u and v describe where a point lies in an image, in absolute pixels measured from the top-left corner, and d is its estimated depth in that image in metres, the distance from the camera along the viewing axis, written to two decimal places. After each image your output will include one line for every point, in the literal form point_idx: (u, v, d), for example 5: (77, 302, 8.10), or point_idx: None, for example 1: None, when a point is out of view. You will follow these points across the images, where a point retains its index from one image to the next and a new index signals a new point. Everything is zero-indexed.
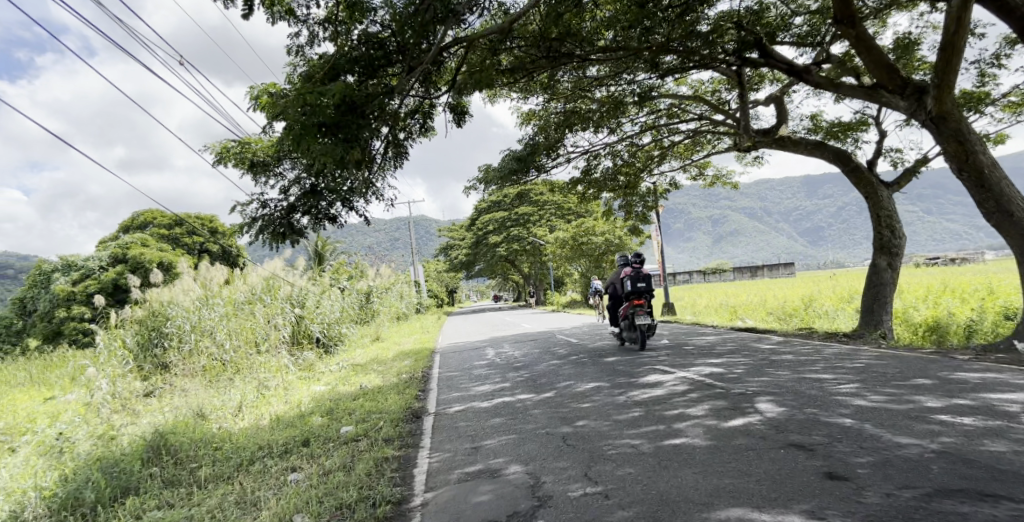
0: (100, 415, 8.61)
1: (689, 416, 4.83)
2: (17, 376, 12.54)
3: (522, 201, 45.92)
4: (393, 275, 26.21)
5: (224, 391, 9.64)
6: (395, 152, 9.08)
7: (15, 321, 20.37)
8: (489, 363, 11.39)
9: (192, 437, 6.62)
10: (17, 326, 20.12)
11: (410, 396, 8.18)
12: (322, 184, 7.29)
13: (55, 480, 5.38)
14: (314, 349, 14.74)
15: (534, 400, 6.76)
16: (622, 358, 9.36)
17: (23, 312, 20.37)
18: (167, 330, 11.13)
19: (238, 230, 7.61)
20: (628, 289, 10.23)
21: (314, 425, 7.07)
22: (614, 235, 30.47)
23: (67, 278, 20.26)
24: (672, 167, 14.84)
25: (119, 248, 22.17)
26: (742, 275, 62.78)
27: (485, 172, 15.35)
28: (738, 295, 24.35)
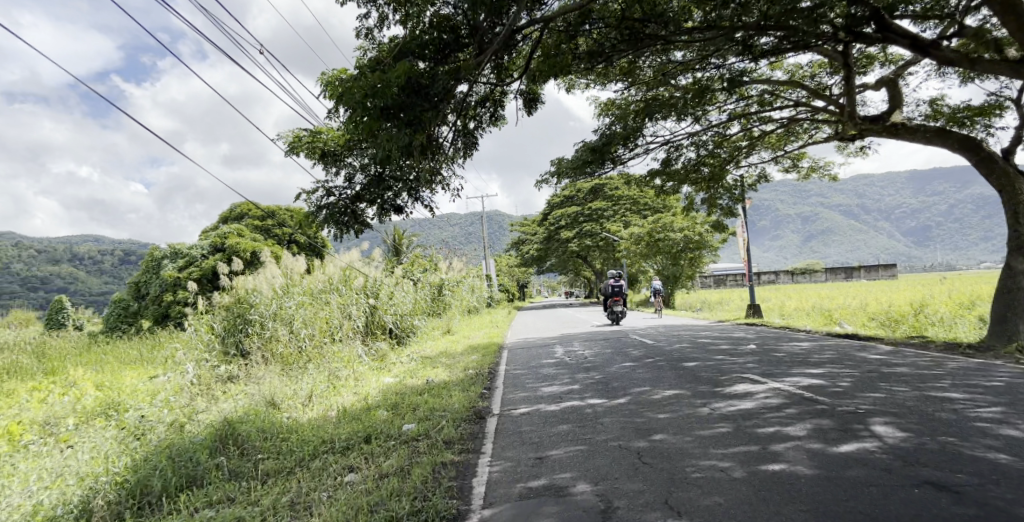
0: (183, 400, 8.80)
1: (787, 435, 4.20)
2: (119, 355, 13.29)
3: (597, 196, 44.97)
4: (465, 268, 26.20)
5: (298, 378, 9.66)
6: (465, 141, 8.80)
7: (131, 303, 21.56)
8: (558, 361, 10.96)
9: (261, 428, 6.53)
10: (133, 307, 21.26)
11: (474, 394, 7.85)
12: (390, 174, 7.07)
13: (127, 465, 5.35)
14: (387, 341, 14.78)
15: (606, 406, 6.26)
16: (703, 362, 8.68)
17: (138, 294, 21.46)
18: (251, 317, 11.34)
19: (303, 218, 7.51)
20: (611, 290, 18.40)
21: (379, 421, 6.86)
22: (694, 231, 29.15)
23: (174, 264, 21.53)
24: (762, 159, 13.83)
25: (218, 237, 23.42)
26: (833, 276, 58.91)
27: (558, 164, 14.89)
28: (831, 298, 22.62)
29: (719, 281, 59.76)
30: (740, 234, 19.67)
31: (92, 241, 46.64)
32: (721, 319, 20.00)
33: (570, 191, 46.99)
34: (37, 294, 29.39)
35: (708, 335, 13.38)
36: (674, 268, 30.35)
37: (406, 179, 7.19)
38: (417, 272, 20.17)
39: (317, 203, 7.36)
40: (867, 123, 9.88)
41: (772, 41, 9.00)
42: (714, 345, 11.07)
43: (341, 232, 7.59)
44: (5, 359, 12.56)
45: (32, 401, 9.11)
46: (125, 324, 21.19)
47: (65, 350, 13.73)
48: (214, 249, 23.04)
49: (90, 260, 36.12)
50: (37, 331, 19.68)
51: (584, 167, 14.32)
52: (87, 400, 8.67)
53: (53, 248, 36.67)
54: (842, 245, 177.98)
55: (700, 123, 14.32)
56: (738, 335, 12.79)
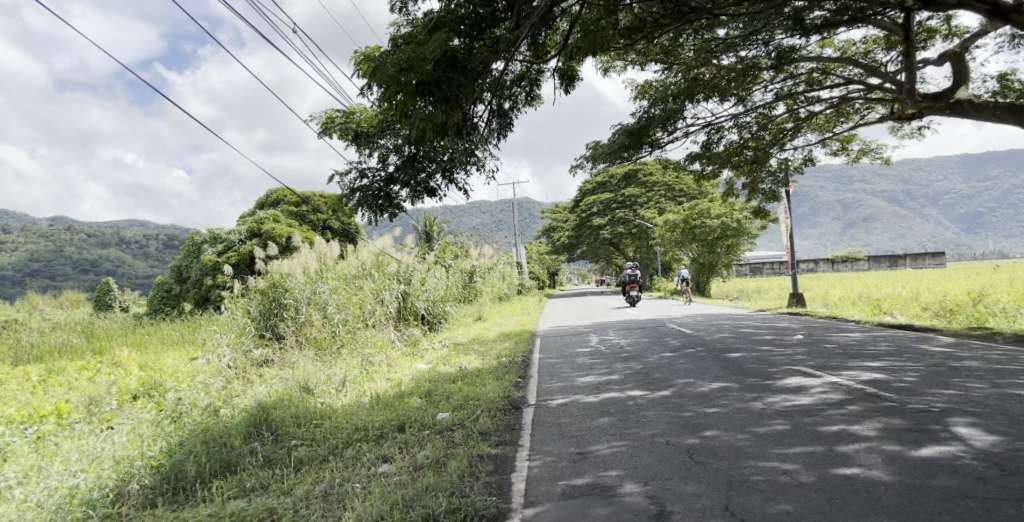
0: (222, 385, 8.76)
1: (855, 435, 3.91)
2: (157, 338, 13.40)
3: (631, 182, 44.26)
4: (497, 255, 26.00)
5: (330, 363, 9.55)
6: (500, 122, 8.54)
7: (173, 286, 22.11)
8: (594, 350, 10.72)
9: (293, 414, 6.36)
10: (176, 290, 21.81)
11: (509, 384, 7.63)
12: (424, 154, 6.87)
13: (166, 447, 5.07)
14: (419, 327, 14.68)
15: (648, 398, 6.00)
16: (748, 353, 8.32)
17: (180, 278, 21.95)
18: (285, 301, 11.31)
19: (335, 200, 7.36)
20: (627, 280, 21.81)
21: (411, 409, 6.69)
22: (732, 218, 28.37)
23: (214, 249, 21.80)
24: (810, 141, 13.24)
25: (255, 223, 23.68)
26: (876, 264, 57.07)
27: (594, 148, 14.52)
28: (877, 287, 21.76)
29: (755, 269, 58.45)
30: (782, 221, 19.01)
31: (136, 225, 47.85)
32: (761, 308, 19.40)
33: (603, 177, 46.31)
34: (83, 277, 30.27)
35: (749, 324, 12.91)
36: (710, 256, 29.65)
37: (439, 159, 6.98)
38: (448, 259, 20.05)
39: (350, 185, 7.21)
40: (929, 102, 9.42)
41: (826, 14, 8.47)
42: (757, 335, 10.65)
43: (375, 216, 7.43)
44: (57, 339, 12.89)
45: (74, 383, 9.15)
46: (167, 306, 21.72)
47: (106, 330, 13.92)
48: (250, 234, 23.29)
49: (134, 244, 37.14)
50: (83, 311, 20.18)
51: (621, 151, 13.92)
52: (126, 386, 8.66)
53: (100, 233, 37.81)
54: (885, 233, 172.48)
55: (743, 104, 13.78)
56: (782, 325, 12.33)
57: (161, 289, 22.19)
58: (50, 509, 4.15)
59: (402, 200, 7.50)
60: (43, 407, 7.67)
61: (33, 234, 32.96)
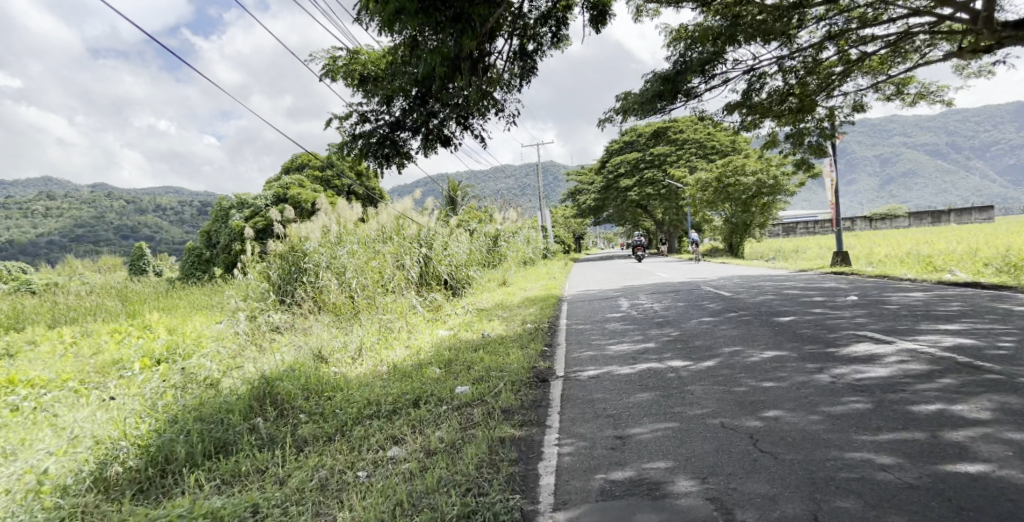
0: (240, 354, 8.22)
1: (963, 417, 3.23)
2: (176, 302, 13.00)
3: (660, 139, 42.90)
4: (521, 219, 25.25)
5: (346, 330, 9.01)
6: (522, 64, 7.72)
7: (204, 251, 21.92)
8: (625, 316, 10.04)
9: (301, 386, 5.75)
10: (206, 256, 21.65)
11: (534, 353, 6.98)
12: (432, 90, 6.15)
13: (160, 421, 4.37)
14: (442, 292, 14.11)
15: (692, 369, 5.33)
16: (800, 317, 7.55)
17: (209, 243, 21.76)
18: (305, 265, 10.81)
19: (333, 149, 6.69)
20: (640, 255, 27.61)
21: (429, 381, 6.10)
22: (768, 174, 27.06)
23: (240, 215, 21.43)
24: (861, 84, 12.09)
25: (281, 188, 23.35)
26: (914, 221, 54.93)
27: (624, 99, 13.57)
28: (927, 244, 20.50)
29: (788, 229, 56.63)
30: (826, 175, 17.85)
31: (168, 191, 48.15)
32: (802, 268, 18.39)
33: (631, 136, 44.88)
34: (118, 241, 30.51)
35: (794, 286, 12.02)
36: (745, 216, 28.45)
37: (454, 103, 6.26)
38: (472, 222, 19.42)
39: (349, 132, 6.53)
40: (1010, 30, 9.79)
41: None
42: (804, 297, 9.82)
43: (381, 166, 6.77)
44: (89, 302, 12.68)
45: (89, 348, 8.69)
46: (199, 272, 21.63)
47: (128, 294, 13.60)
48: (277, 200, 23.03)
49: (169, 210, 37.43)
50: (117, 277, 20.14)
51: (655, 100, 12.95)
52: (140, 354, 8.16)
53: (137, 199, 38.22)
54: (925, 190, 166.22)
55: (788, 46, 12.82)
56: (829, 286, 11.49)
57: (190, 255, 22.03)
58: (14, 497, 3.47)
59: (410, 147, 6.82)
60: (49, 375, 7.19)
61: (71, 201, 33.37)
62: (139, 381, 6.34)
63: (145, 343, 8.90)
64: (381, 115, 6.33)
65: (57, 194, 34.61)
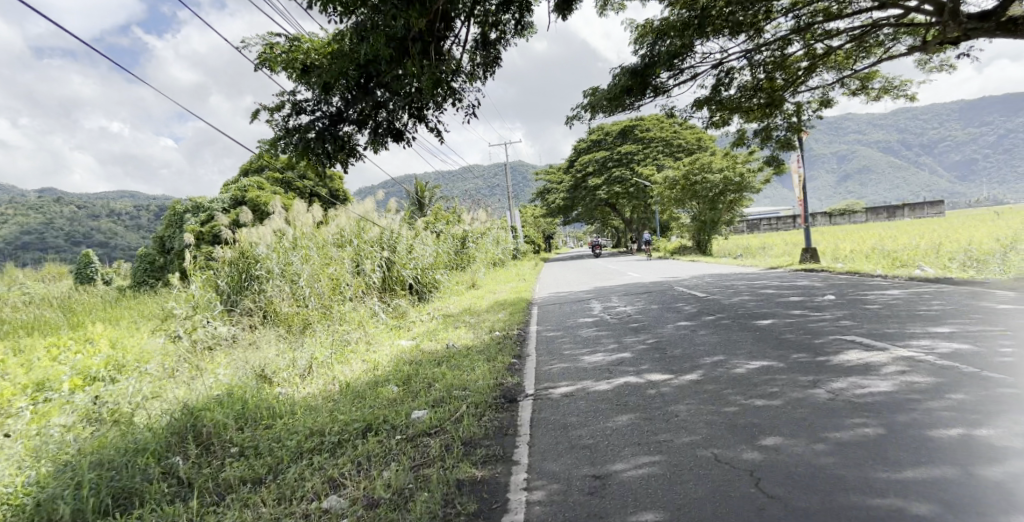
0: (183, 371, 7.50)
1: (992, 449, 2.79)
2: (121, 312, 12.09)
3: (627, 138, 43.02)
4: (490, 219, 24.66)
5: (297, 344, 8.30)
6: (484, 55, 7.14)
7: (157, 257, 20.86)
8: (598, 320, 9.55)
9: (234, 415, 5.09)
10: (160, 262, 20.60)
11: (502, 367, 6.41)
12: (375, 79, 5.56)
13: (50, 468, 3.69)
14: (407, 297, 13.45)
15: (674, 384, 4.83)
16: (780, 320, 7.14)
17: (164, 248, 20.68)
18: (255, 273, 10.08)
19: (263, 146, 5.99)
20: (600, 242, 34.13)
21: (384, 403, 5.49)
22: (734, 172, 26.99)
23: (195, 219, 20.40)
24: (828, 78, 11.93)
25: (239, 191, 22.39)
26: (874, 215, 56.09)
27: (591, 95, 13.18)
28: (893, 237, 20.54)
29: (752, 226, 57.22)
30: (794, 170, 17.72)
31: (125, 196, 46.10)
32: (772, 265, 18.22)
33: (597, 135, 44.72)
34: (70, 248, 28.90)
35: (768, 284, 11.71)
36: (712, 214, 28.35)
37: (404, 93, 5.67)
38: (438, 224, 18.74)
39: (281, 126, 5.84)
40: (975, 22, 9.60)
41: None
42: (781, 298, 9.45)
43: (322, 165, 6.10)
44: (27, 313, 11.72)
45: (17, 365, 7.87)
46: (152, 278, 20.59)
47: (69, 303, 12.63)
48: (235, 203, 21.98)
49: (126, 215, 35.75)
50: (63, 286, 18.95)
51: (623, 96, 12.76)
52: (68, 371, 7.37)
53: (91, 203, 36.41)
54: (881, 185, 171.04)
55: (755, 40, 12.60)
56: (804, 284, 11.19)
57: (143, 262, 20.83)
58: None
59: (353, 143, 6.19)
60: None
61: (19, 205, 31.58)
62: (60, 400, 5.60)
63: (76, 359, 8.09)
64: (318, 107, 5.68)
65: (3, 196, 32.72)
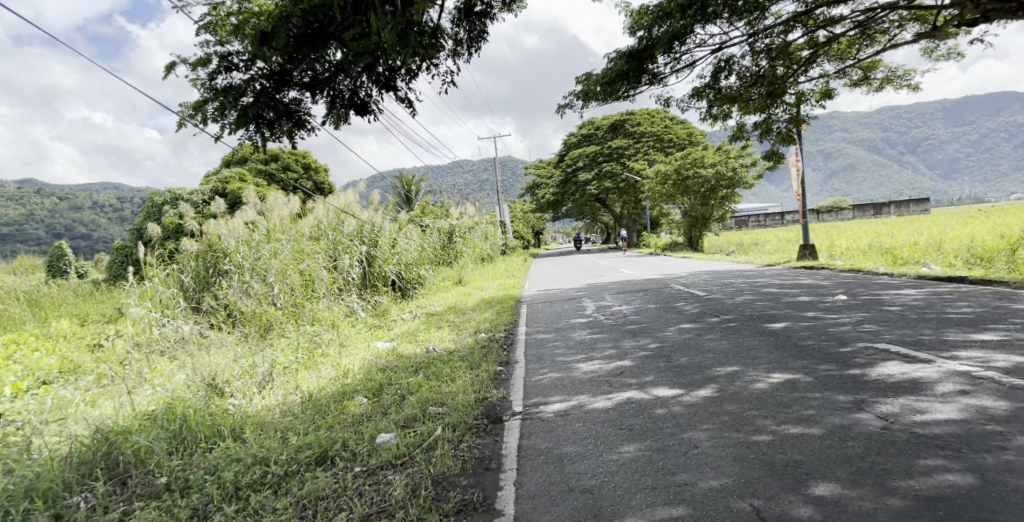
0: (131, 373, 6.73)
1: None
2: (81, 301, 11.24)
3: (618, 133, 42.58)
4: (478, 214, 23.88)
5: (262, 348, 7.48)
6: (467, 27, 6.32)
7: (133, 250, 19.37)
8: (592, 321, 8.81)
9: (164, 436, 4.40)
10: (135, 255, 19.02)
11: (486, 377, 5.66)
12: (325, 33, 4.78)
13: None
14: (389, 294, 12.64)
15: (686, 402, 4.08)
16: (795, 323, 6.42)
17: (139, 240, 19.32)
18: (224, 267, 9.26)
19: (187, 109, 5.07)
20: None
21: (349, 424, 4.71)
22: (727, 166, 26.44)
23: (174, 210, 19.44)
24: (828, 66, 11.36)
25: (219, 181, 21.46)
26: (862, 213, 56.05)
27: (583, 81, 12.51)
28: (891, 234, 19.98)
29: (740, 222, 56.97)
30: (791, 164, 17.12)
31: (105, 188, 44.66)
32: (769, 262, 17.59)
33: (588, 129, 44.27)
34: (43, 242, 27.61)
35: (770, 283, 11.03)
36: (703, 209, 27.79)
37: (365, 54, 4.87)
38: (424, 218, 17.92)
39: (208, 86, 4.94)
40: (995, 3, 8.92)
41: None
42: (788, 298, 8.76)
43: (260, 134, 5.22)
44: None
45: None
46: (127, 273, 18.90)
47: (24, 291, 11.67)
48: (215, 194, 21.03)
49: (107, 207, 34.47)
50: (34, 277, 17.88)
51: (619, 81, 12.11)
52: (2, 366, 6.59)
53: (70, 192, 34.99)
54: (867, 183, 172.11)
55: (755, 25, 11.98)
56: (808, 283, 10.52)
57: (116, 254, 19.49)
58: None
59: (300, 110, 5.43)
60: None
61: None
62: None
63: (17, 354, 7.32)
64: (254, 64, 4.84)
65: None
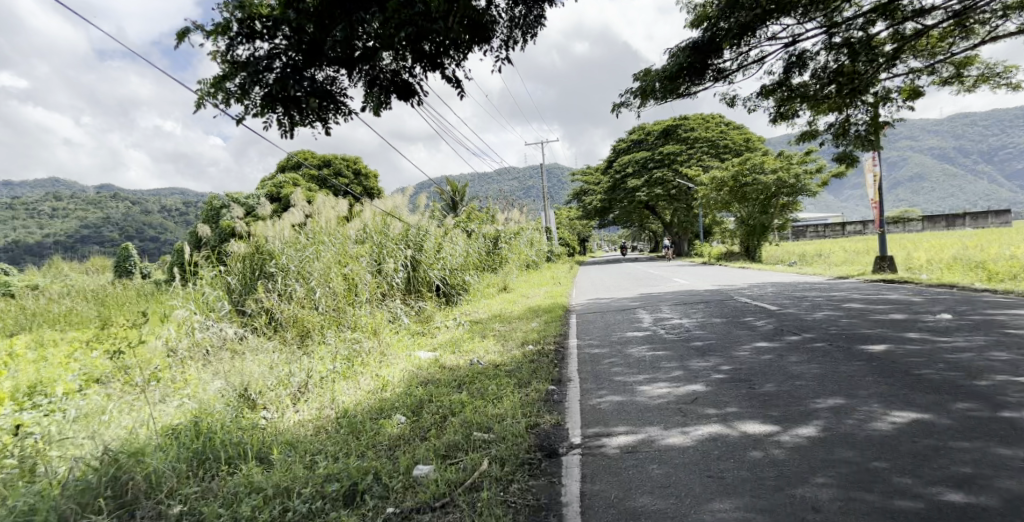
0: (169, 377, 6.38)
1: None
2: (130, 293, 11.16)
3: (670, 138, 41.43)
4: (524, 219, 23.25)
5: (299, 356, 7.05)
6: (527, 10, 5.61)
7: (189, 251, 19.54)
8: (651, 335, 8.05)
9: (183, 455, 3.92)
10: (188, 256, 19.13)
11: (536, 398, 5.04)
12: None
13: None
14: (433, 301, 12.18)
15: (786, 442, 3.38)
16: (895, 346, 5.58)
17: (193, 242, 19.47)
18: (269, 269, 8.93)
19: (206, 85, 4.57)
20: None
21: (387, 450, 4.14)
22: (789, 173, 24.99)
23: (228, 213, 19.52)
24: (911, 64, 10.33)
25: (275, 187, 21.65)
26: (931, 224, 52.92)
27: (642, 77, 11.80)
28: (977, 247, 18.29)
29: (798, 233, 54.64)
30: (867, 170, 15.89)
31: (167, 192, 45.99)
32: (840, 275, 16.30)
33: (639, 134, 43.16)
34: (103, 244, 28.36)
35: (850, 297, 10.00)
36: (761, 218, 26.43)
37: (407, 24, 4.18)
38: (470, 223, 17.42)
39: (229, 59, 4.47)
40: None
41: None
42: (877, 315, 7.81)
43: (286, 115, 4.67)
44: (38, 300, 10.97)
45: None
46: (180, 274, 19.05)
47: (79, 288, 11.69)
48: (267, 198, 21.14)
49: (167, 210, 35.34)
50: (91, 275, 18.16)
51: (681, 76, 11.33)
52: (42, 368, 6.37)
53: (132, 194, 36.06)
54: (934, 193, 163.66)
55: (832, 18, 10.98)
56: (894, 299, 9.46)
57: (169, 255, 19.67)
58: None
59: (335, 91, 4.85)
60: None
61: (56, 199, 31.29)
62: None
63: (61, 353, 7.11)
64: (278, 31, 4.32)
65: (50, 181, 32.59)
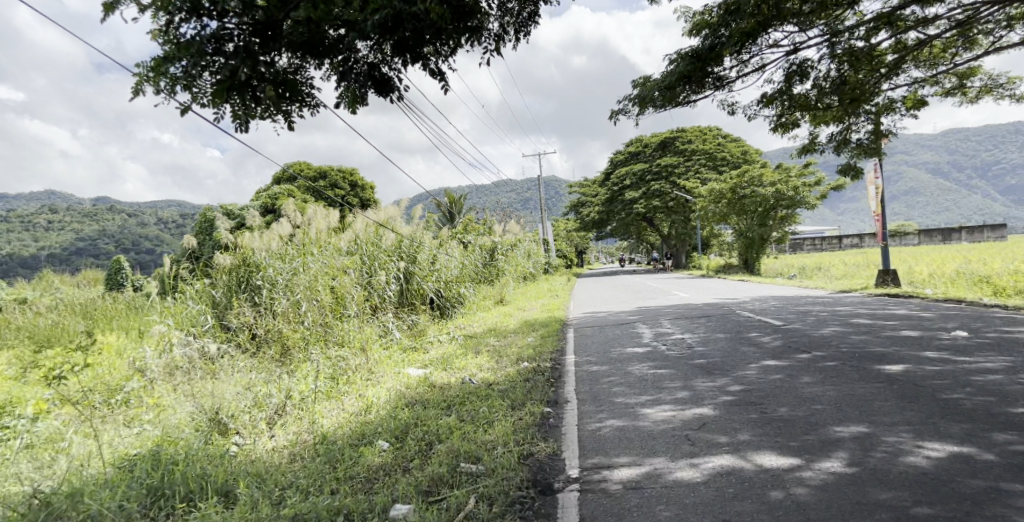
0: (140, 396, 5.94)
1: None
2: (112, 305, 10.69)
3: (667, 150, 41.33)
4: (520, 231, 22.90)
5: (282, 376, 6.62)
6: (518, 6, 5.27)
7: None
8: (652, 351, 7.70)
9: (136, 493, 3.47)
10: None
11: (530, 422, 4.66)
12: None
13: None
14: (427, 314, 11.79)
15: (808, 478, 3.06)
16: (912, 366, 5.25)
17: None
18: (256, 282, 8.48)
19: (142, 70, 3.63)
20: None
21: (366, 485, 3.72)
22: (787, 185, 24.74)
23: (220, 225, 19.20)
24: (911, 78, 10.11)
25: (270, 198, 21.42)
26: (928, 238, 52.79)
27: (641, 86, 11.53)
28: (980, 261, 18.00)
29: (795, 245, 54.49)
30: (869, 182, 15.62)
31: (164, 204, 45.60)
32: (842, 289, 15.98)
33: (636, 146, 43.00)
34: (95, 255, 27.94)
35: (857, 312, 9.67)
36: (759, 230, 26.17)
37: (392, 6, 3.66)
38: (466, 234, 17.10)
39: (170, 39, 3.55)
40: None
41: None
42: (889, 331, 7.43)
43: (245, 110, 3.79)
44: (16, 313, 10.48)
45: None
46: None
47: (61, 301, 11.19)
48: (260, 209, 20.82)
49: None
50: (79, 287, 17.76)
51: (681, 85, 11.03)
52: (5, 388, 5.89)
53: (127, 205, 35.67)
54: (930, 206, 164.16)
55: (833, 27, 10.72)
56: (903, 313, 9.12)
57: None
58: None
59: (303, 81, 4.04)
60: None
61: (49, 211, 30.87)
62: None
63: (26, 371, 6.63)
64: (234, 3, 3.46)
65: (48, 194, 32.26)
